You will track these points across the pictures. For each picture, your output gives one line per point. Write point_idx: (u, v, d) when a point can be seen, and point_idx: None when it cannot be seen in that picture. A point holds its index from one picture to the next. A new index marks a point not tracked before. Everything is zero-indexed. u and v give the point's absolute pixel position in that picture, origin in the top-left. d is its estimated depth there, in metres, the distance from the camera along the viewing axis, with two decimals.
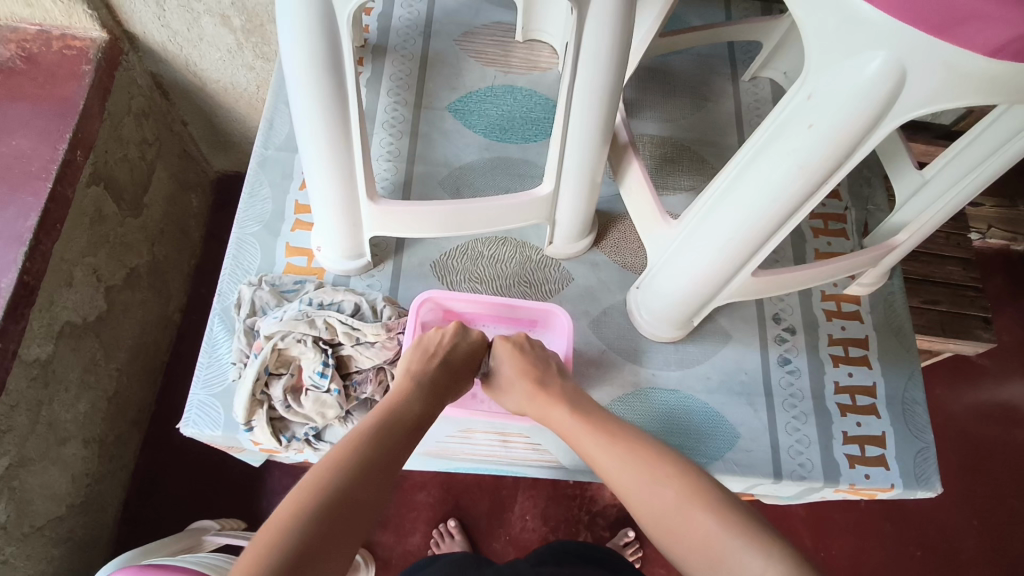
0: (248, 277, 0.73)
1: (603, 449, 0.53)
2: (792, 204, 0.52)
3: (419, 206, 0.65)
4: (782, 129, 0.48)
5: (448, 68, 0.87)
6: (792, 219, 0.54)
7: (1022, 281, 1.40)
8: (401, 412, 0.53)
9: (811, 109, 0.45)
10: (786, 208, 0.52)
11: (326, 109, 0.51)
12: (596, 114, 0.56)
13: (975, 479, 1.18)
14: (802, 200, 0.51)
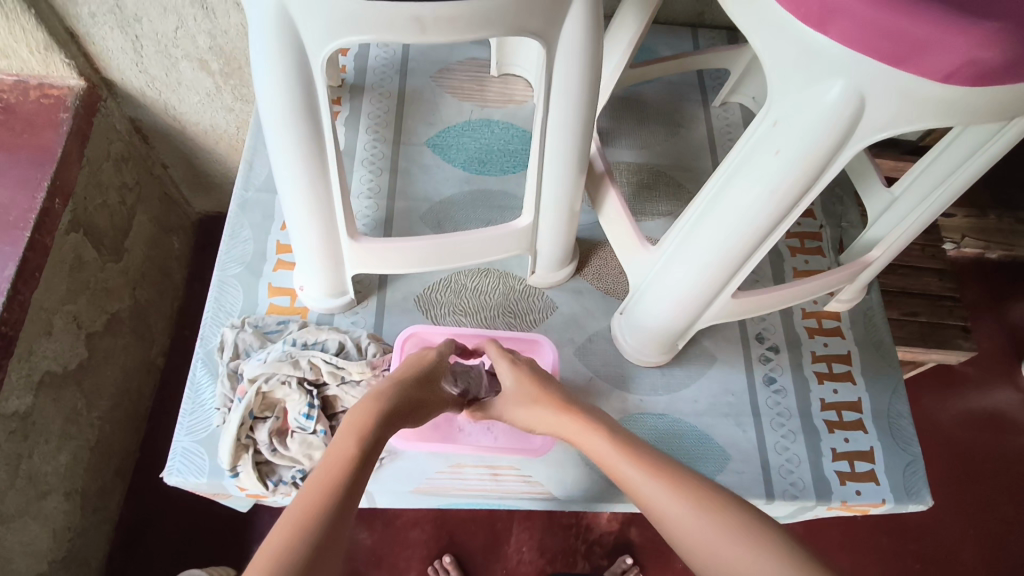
0: (230, 319, 0.73)
1: (635, 472, 0.52)
2: (766, 226, 0.52)
3: (400, 243, 0.65)
4: (752, 153, 0.50)
5: (425, 104, 0.88)
6: (767, 240, 0.55)
7: (1000, 289, 1.43)
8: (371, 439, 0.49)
9: (777, 135, 0.47)
10: (761, 230, 0.53)
11: (304, 151, 0.51)
12: (570, 147, 0.57)
13: (967, 489, 1.19)
14: (775, 222, 0.52)
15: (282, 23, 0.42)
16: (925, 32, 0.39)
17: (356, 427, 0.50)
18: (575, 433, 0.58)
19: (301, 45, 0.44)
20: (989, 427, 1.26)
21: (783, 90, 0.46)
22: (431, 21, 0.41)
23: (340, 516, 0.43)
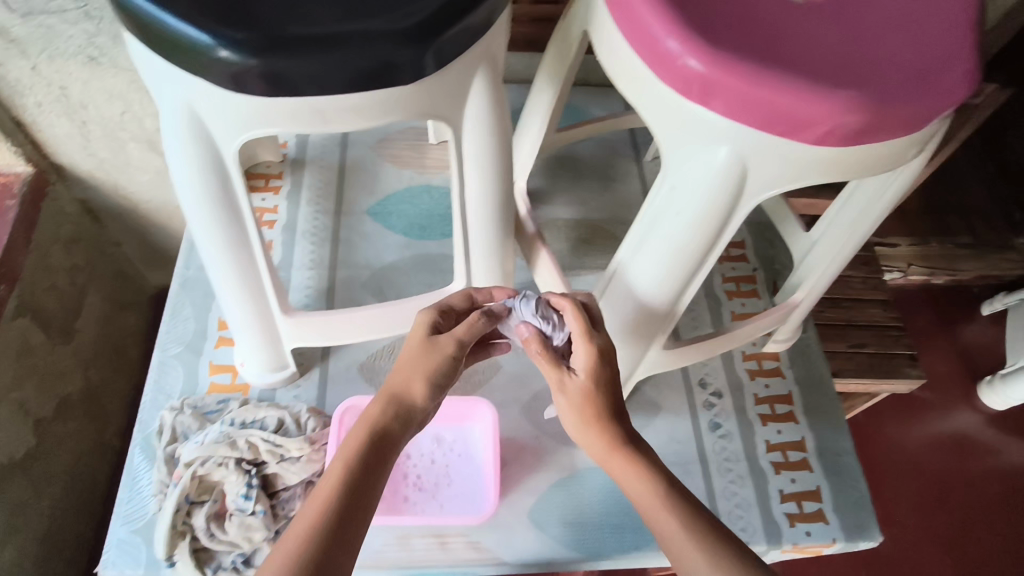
0: (170, 400, 0.72)
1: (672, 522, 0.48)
2: (679, 280, 0.55)
3: (334, 314, 0.66)
4: (656, 215, 0.52)
5: (366, 174, 0.90)
6: (686, 291, 0.57)
7: (947, 313, 1.48)
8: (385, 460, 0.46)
9: (675, 198, 0.50)
10: (675, 284, 0.55)
11: (226, 235, 0.52)
12: (491, 217, 0.59)
13: (938, 515, 1.24)
14: (689, 275, 0.55)
15: (192, 120, 0.44)
16: (791, 102, 0.41)
17: (362, 448, 0.46)
18: (617, 468, 0.51)
19: (212, 138, 0.45)
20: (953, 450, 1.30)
21: (675, 158, 0.49)
22: (332, 113, 0.43)
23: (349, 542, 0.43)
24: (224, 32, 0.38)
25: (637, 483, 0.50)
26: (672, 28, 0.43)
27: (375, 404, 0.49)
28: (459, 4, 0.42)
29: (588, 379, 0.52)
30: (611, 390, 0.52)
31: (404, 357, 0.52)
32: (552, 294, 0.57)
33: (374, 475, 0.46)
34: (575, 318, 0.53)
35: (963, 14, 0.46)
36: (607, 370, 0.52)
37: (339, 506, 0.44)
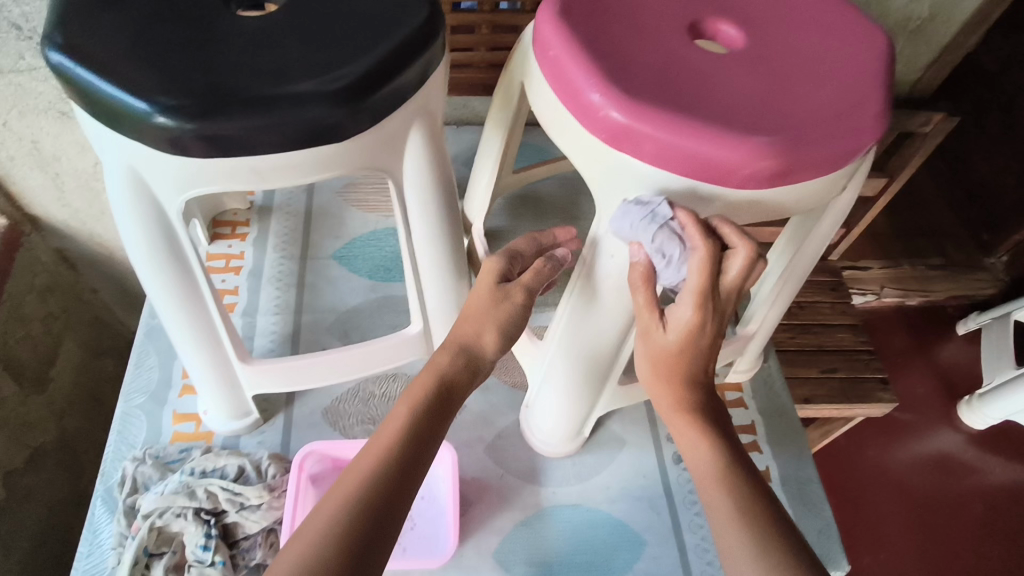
0: (133, 451, 0.72)
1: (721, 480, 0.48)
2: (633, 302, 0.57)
3: (294, 360, 0.67)
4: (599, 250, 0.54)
5: (332, 219, 0.92)
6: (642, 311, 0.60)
7: (922, 335, 1.66)
8: (438, 401, 0.51)
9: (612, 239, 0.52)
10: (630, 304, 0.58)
11: (177, 288, 0.54)
12: (441, 260, 0.61)
13: (920, 528, 1.42)
14: None
15: (136, 180, 0.46)
16: (709, 147, 0.43)
17: (426, 393, 0.51)
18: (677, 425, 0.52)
19: (156, 197, 0.47)
20: (935, 471, 1.48)
21: (607, 202, 0.50)
22: (269, 170, 0.45)
23: (407, 468, 0.47)
24: (159, 98, 0.40)
25: (690, 439, 0.51)
26: (593, 80, 0.45)
27: (443, 356, 0.54)
28: (388, 64, 0.44)
29: (678, 339, 0.48)
30: (699, 350, 0.49)
31: (473, 299, 0.56)
32: (685, 216, 0.45)
33: (434, 424, 0.50)
34: (698, 275, 0.44)
35: (875, 62, 0.48)
36: (707, 328, 0.48)
37: (406, 436, 0.48)
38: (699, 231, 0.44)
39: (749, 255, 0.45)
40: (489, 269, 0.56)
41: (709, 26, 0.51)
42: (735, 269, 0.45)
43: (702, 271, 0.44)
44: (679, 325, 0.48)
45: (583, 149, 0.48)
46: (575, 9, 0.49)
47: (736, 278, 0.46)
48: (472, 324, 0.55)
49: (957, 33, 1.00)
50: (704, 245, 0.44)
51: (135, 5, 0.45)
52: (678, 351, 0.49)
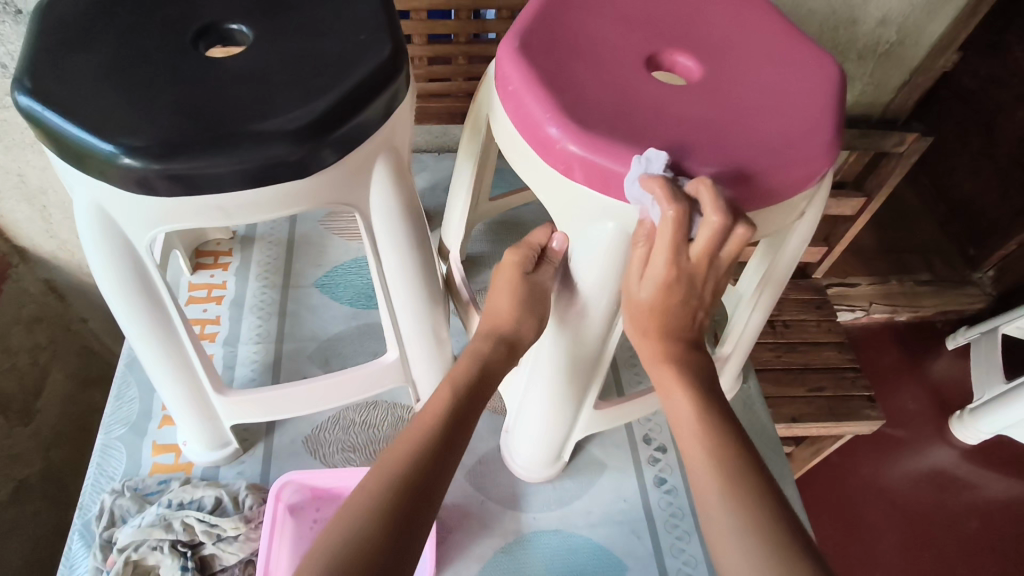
0: (112, 483, 0.71)
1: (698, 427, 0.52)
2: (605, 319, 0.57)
3: (271, 390, 0.67)
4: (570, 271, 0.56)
5: (315, 247, 0.94)
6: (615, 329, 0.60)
7: (912, 351, 1.67)
8: (473, 381, 0.59)
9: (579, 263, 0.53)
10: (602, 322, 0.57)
11: (150, 320, 0.55)
12: (413, 288, 0.62)
13: (917, 546, 1.42)
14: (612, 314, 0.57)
15: (103, 217, 0.47)
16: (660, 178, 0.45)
17: (466, 373, 0.59)
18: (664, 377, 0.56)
19: (124, 233, 0.48)
20: (931, 487, 1.48)
21: (572, 228, 0.52)
22: (234, 207, 0.46)
23: (449, 436, 0.54)
24: (125, 140, 0.42)
25: (668, 389, 0.55)
26: (550, 115, 0.47)
27: (486, 343, 0.62)
28: (349, 103, 0.45)
29: (651, 292, 0.51)
30: (675, 303, 0.53)
31: (504, 288, 0.61)
32: (654, 183, 0.44)
33: (472, 400, 0.58)
34: (667, 233, 0.46)
35: (825, 93, 0.51)
36: (679, 281, 0.51)
37: (448, 409, 0.56)
38: (670, 195, 0.44)
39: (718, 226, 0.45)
40: (515, 260, 0.61)
41: (667, 58, 0.53)
42: (701, 236, 0.47)
43: (672, 233, 0.46)
44: (652, 277, 0.50)
45: (544, 179, 0.51)
46: (535, 45, 0.51)
47: (708, 243, 0.47)
48: (508, 311, 0.61)
49: (925, 55, 1.03)
50: (677, 211, 0.44)
51: (106, 51, 0.47)
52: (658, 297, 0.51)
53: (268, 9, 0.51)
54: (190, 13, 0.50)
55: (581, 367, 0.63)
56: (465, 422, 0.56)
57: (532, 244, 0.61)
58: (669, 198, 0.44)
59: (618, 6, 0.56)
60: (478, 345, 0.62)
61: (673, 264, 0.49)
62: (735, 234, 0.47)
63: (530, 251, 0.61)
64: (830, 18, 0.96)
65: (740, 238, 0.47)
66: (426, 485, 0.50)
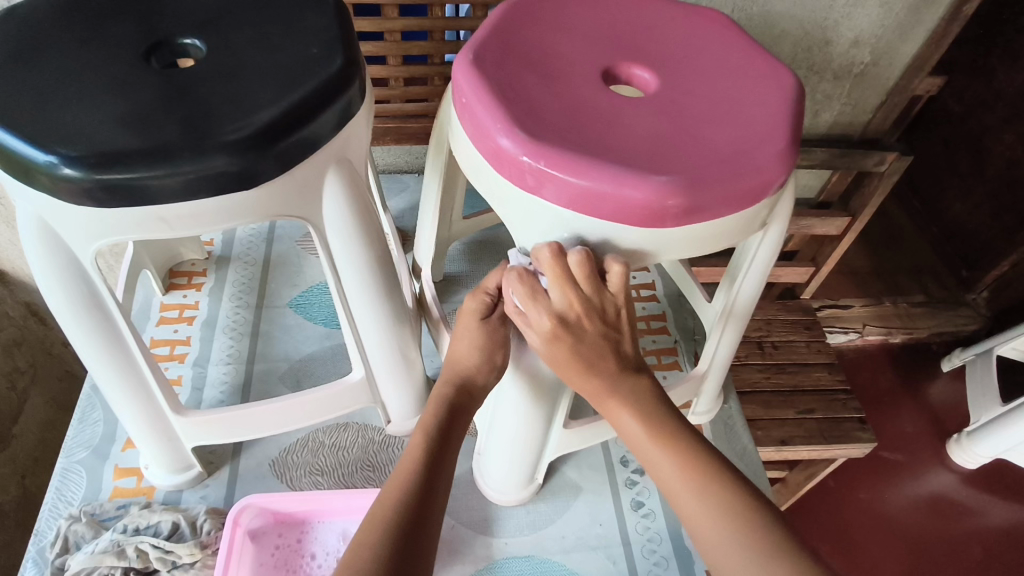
0: (69, 509, 0.69)
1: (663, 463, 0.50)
2: None
3: (234, 410, 0.66)
4: None
5: (290, 268, 0.93)
6: None
7: (908, 373, 1.63)
8: (442, 422, 0.58)
9: None
10: None
11: (99, 336, 0.54)
12: (378, 303, 0.61)
13: None
14: None
15: (45, 228, 0.47)
16: (609, 186, 0.45)
17: (442, 412, 0.59)
18: (609, 408, 0.52)
19: (68, 246, 0.48)
20: (931, 514, 1.44)
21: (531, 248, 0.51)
22: (174, 218, 0.45)
23: (429, 480, 0.54)
24: (63, 150, 0.41)
25: (619, 420, 0.52)
26: (501, 126, 0.47)
27: (444, 387, 0.61)
28: (294, 114, 0.45)
29: (546, 349, 0.51)
30: (581, 346, 0.50)
31: (461, 335, 0.61)
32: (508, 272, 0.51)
33: (446, 439, 0.57)
34: (524, 296, 0.50)
35: (780, 103, 0.51)
36: (567, 330, 0.49)
37: (430, 449, 0.56)
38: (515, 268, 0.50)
39: (552, 253, 0.48)
40: (471, 307, 0.60)
41: (623, 71, 0.53)
42: (548, 276, 0.48)
43: (527, 292, 0.49)
44: (540, 335, 0.50)
45: (499, 190, 0.50)
46: (490, 59, 0.51)
47: (553, 276, 0.48)
48: (468, 356, 0.60)
49: (900, 75, 1.04)
50: (514, 272, 0.50)
51: (52, 65, 0.47)
52: (560, 352, 0.50)
53: (222, 24, 0.52)
54: (143, 29, 0.51)
55: (542, 390, 0.62)
56: (440, 459, 0.56)
57: (489, 289, 0.60)
58: (506, 273, 0.51)
59: (575, 24, 0.56)
60: (438, 389, 0.62)
61: (545, 310, 0.49)
62: (572, 261, 0.47)
63: (486, 296, 0.60)
64: (803, 39, 0.97)
65: (584, 265, 0.47)
66: (420, 528, 0.50)
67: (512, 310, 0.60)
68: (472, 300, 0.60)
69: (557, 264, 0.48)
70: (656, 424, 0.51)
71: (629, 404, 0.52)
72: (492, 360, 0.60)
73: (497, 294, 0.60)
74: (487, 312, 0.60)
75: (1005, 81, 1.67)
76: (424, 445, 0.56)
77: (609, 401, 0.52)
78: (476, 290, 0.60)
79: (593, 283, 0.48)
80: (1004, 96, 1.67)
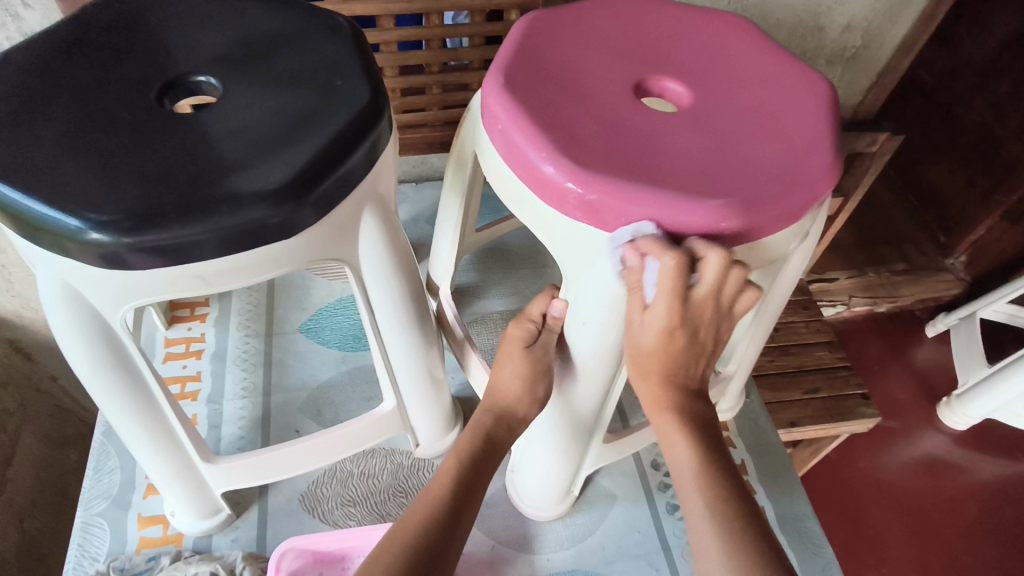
0: (95, 565, 0.66)
1: (690, 486, 0.49)
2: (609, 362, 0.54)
3: (263, 452, 0.64)
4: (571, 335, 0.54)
5: (297, 291, 0.90)
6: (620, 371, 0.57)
7: (895, 339, 1.66)
8: (470, 449, 0.59)
9: (581, 313, 0.52)
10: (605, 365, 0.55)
11: (127, 393, 0.52)
12: (410, 333, 0.59)
13: (920, 538, 1.36)
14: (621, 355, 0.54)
15: (68, 292, 0.45)
16: (664, 212, 0.44)
17: (475, 442, 0.60)
18: (661, 422, 0.51)
19: (94, 309, 0.46)
20: (926, 475, 1.43)
21: (577, 275, 0.50)
22: (211, 275, 0.43)
23: (457, 511, 0.54)
24: (91, 214, 0.38)
25: (670, 441, 0.51)
26: (546, 153, 0.45)
27: (483, 416, 0.62)
28: (330, 156, 0.43)
29: (652, 343, 0.47)
30: (683, 351, 0.49)
31: (504, 362, 0.62)
32: (646, 242, 0.43)
33: (477, 470, 0.58)
34: (669, 287, 0.44)
35: (817, 113, 0.50)
36: (684, 328, 0.47)
37: (461, 479, 0.57)
38: (664, 247, 0.43)
39: (720, 263, 0.44)
40: (516, 334, 0.61)
41: (655, 84, 0.52)
42: (704, 280, 0.45)
43: (675, 285, 0.44)
44: (652, 327, 0.47)
45: (543, 221, 0.49)
46: (521, 81, 0.50)
47: (711, 283, 0.44)
48: (509, 384, 0.61)
49: (890, 57, 1.04)
50: (675, 258, 0.43)
51: (60, 115, 0.44)
52: (663, 350, 0.48)
53: (235, 60, 0.49)
54: (151, 69, 0.48)
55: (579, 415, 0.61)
56: (470, 488, 0.57)
57: (532, 316, 0.61)
58: (659, 250, 0.43)
59: (597, 36, 0.55)
60: (477, 418, 0.62)
61: (674, 310, 0.46)
62: (734, 275, 0.45)
63: (531, 323, 0.61)
64: (797, 27, 0.97)
65: (739, 280, 0.46)
66: (438, 561, 0.51)
67: (556, 336, 0.60)
68: (515, 327, 0.61)
69: (719, 274, 0.44)
70: (704, 452, 0.50)
71: (682, 422, 0.51)
72: (534, 391, 0.61)
73: (541, 320, 0.61)
74: (531, 338, 0.61)
75: (973, 50, 1.70)
76: (454, 474, 0.57)
77: (667, 415, 0.51)
78: (519, 318, 0.61)
79: (732, 298, 0.47)
80: (974, 64, 1.70)
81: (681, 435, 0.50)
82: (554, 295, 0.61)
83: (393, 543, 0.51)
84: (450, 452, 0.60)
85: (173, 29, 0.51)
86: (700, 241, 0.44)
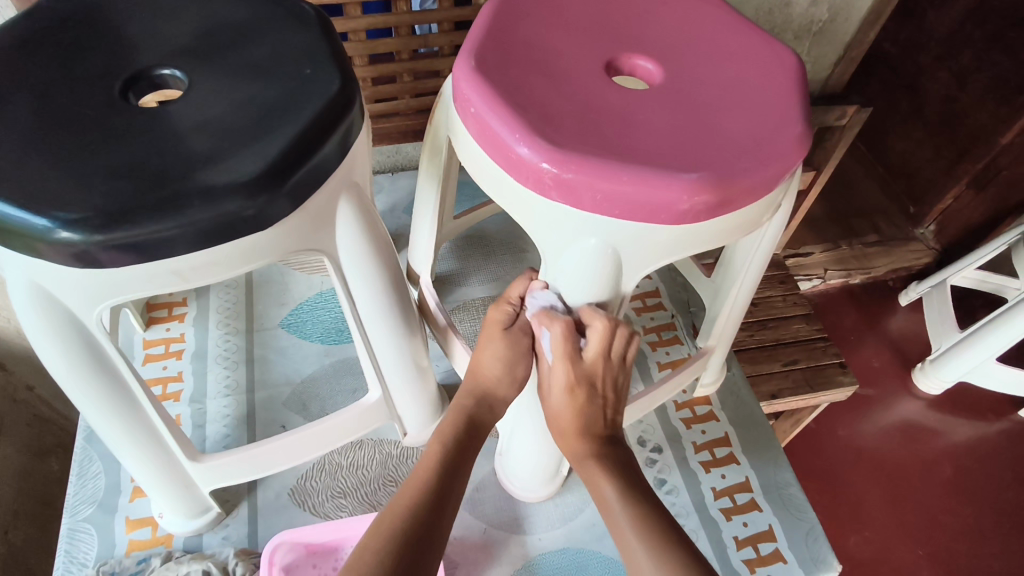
0: (84, 571, 0.66)
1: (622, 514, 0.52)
2: None
3: (250, 448, 0.64)
4: None
5: (276, 287, 0.90)
6: None
7: (869, 309, 1.69)
8: (451, 431, 0.60)
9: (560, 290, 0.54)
10: None
11: (106, 397, 0.51)
12: (391, 322, 0.59)
13: (900, 500, 1.40)
14: None
15: (40, 293, 0.44)
16: (639, 188, 0.44)
17: (458, 423, 0.60)
18: (588, 471, 0.55)
19: (69, 310, 0.45)
20: (903, 439, 1.47)
21: (557, 253, 0.51)
22: (188, 270, 0.43)
23: (443, 492, 0.55)
24: (60, 212, 0.38)
25: (597, 485, 0.55)
26: (519, 135, 0.46)
27: (465, 398, 0.62)
28: (302, 145, 0.43)
29: (562, 399, 0.56)
30: (588, 404, 0.56)
31: (485, 345, 0.62)
32: (540, 316, 0.54)
33: (460, 450, 0.59)
34: (559, 347, 0.54)
35: (785, 85, 0.51)
36: (585, 385, 0.55)
37: (445, 460, 0.57)
38: (552, 317, 0.54)
39: (604, 329, 0.52)
40: (496, 318, 0.61)
41: (626, 62, 0.52)
42: (590, 344, 0.54)
43: (564, 346, 0.53)
44: (557, 386, 0.56)
45: (520, 203, 0.49)
46: (491, 63, 0.49)
47: (596, 346, 0.53)
48: (490, 366, 0.61)
49: (856, 30, 1.05)
50: (559, 325, 0.53)
51: (22, 114, 0.43)
52: (572, 404, 0.56)
53: (200, 51, 0.48)
54: (115, 63, 0.47)
55: None
56: (454, 469, 0.57)
57: (512, 299, 0.61)
58: (550, 319, 0.53)
59: (566, 16, 0.55)
60: (458, 401, 0.62)
61: (571, 369, 0.54)
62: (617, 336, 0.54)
63: (510, 306, 0.61)
64: (764, 3, 0.97)
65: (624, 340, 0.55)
66: (428, 543, 0.51)
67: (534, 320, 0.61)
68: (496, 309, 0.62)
69: (604, 337, 0.53)
70: (625, 486, 0.54)
71: (603, 464, 0.55)
72: (514, 372, 0.61)
73: (520, 303, 0.62)
74: (510, 321, 0.61)
75: (935, 22, 1.73)
76: (437, 457, 0.57)
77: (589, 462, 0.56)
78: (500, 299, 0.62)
79: (621, 355, 0.56)
80: (936, 36, 1.73)
81: (603, 474, 0.54)
82: (533, 277, 0.61)
83: (381, 528, 0.51)
84: (432, 435, 0.60)
85: (135, 22, 0.50)
86: (587, 311, 0.53)
